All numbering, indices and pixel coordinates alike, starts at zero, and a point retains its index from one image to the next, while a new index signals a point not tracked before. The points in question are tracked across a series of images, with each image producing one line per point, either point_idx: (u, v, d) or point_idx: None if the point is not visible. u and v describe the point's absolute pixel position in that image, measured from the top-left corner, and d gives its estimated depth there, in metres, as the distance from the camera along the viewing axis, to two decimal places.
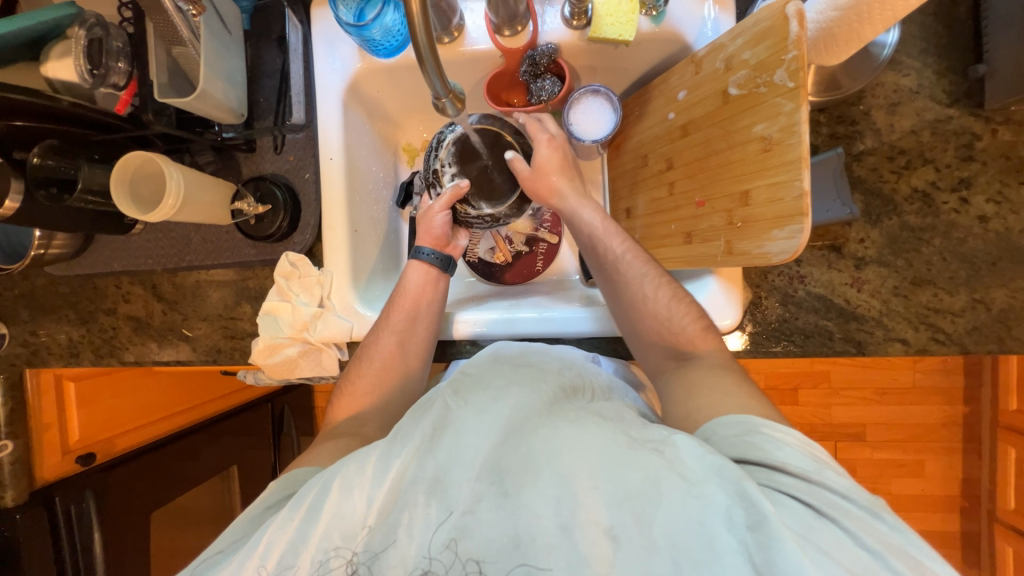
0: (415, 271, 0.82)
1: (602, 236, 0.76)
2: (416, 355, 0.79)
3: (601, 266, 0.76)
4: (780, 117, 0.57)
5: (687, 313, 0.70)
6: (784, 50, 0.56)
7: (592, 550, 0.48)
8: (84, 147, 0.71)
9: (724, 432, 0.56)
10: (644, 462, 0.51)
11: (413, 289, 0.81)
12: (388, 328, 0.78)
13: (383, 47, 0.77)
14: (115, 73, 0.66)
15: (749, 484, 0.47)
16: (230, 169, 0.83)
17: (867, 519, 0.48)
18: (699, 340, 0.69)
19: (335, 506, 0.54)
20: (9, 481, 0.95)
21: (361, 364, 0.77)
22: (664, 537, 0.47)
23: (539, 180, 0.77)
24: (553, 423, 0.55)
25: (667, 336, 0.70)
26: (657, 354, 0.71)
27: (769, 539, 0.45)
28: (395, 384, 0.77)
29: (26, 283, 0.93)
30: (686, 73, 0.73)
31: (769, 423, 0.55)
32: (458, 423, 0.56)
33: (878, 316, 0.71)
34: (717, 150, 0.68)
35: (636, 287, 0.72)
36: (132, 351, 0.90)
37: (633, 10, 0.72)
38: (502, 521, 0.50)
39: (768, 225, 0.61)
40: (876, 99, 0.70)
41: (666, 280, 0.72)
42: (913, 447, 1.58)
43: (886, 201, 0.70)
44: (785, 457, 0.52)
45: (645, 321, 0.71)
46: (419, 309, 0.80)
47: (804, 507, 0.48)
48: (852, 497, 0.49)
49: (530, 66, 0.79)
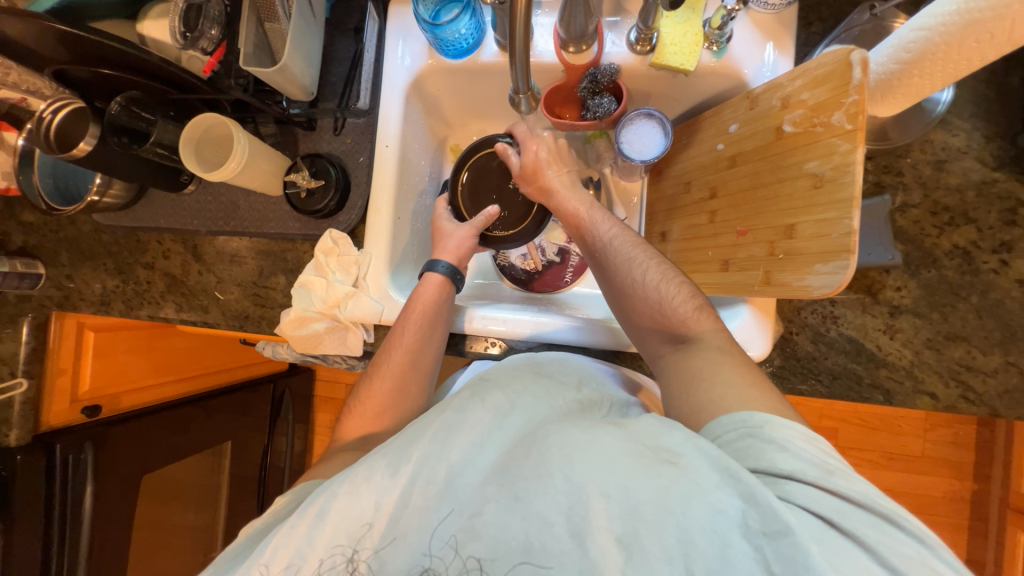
0: (428, 285, 0.81)
1: (593, 224, 0.80)
2: (425, 372, 0.78)
3: (592, 254, 0.79)
4: (835, 156, 0.59)
5: (681, 292, 0.69)
6: (845, 94, 0.59)
7: (605, 558, 0.46)
8: (161, 103, 0.75)
9: (725, 434, 0.55)
10: (655, 470, 0.50)
11: (424, 303, 0.80)
12: (399, 343, 0.77)
13: (453, 49, 0.81)
14: (206, 38, 0.69)
15: (762, 493, 0.46)
16: (289, 143, 0.86)
17: (884, 528, 0.46)
18: (694, 322, 0.67)
19: (341, 511, 0.52)
20: (16, 422, 0.96)
21: (371, 381, 0.78)
22: (676, 545, 0.46)
23: (527, 174, 0.84)
24: (565, 429, 0.55)
25: (662, 321, 0.69)
26: (655, 341, 0.70)
27: (790, 550, 0.44)
28: (406, 399, 0.77)
29: (72, 228, 0.95)
30: (740, 107, 0.76)
31: (776, 422, 0.53)
32: (468, 427, 0.56)
33: (909, 365, 0.71)
34: (766, 183, 0.70)
35: (625, 271, 0.73)
36: (161, 308, 0.91)
37: (697, 42, 0.76)
38: (513, 522, 0.49)
39: (811, 259, 0.62)
40: (924, 155, 0.72)
41: (655, 264, 0.72)
42: (917, 519, 1.53)
43: (925, 253, 0.71)
44: (790, 463, 0.50)
45: (637, 305, 0.71)
46: (430, 323, 0.79)
47: (816, 519, 0.46)
48: (868, 507, 0.47)
49: (589, 83, 0.83)
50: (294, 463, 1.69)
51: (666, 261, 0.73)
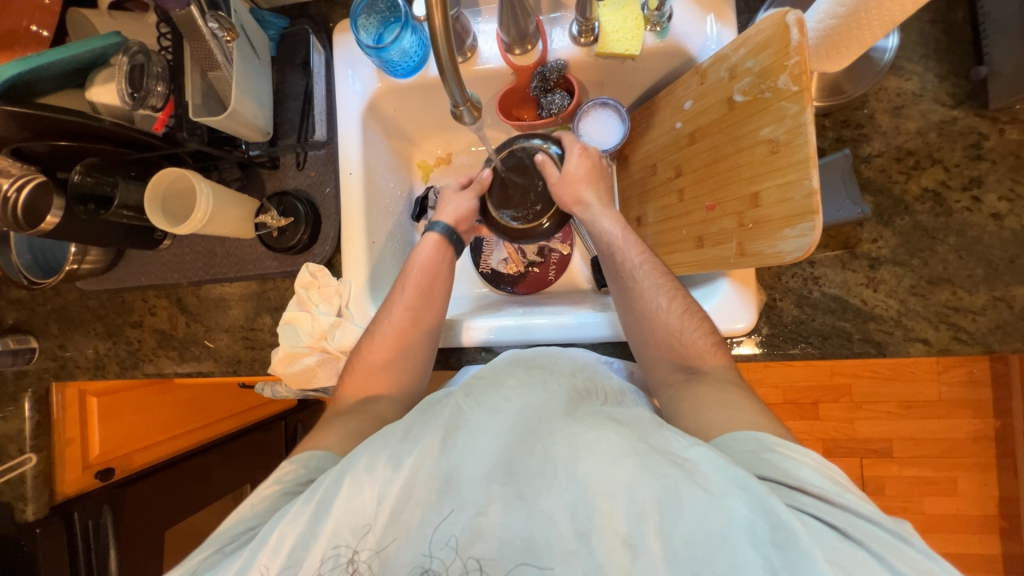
0: (426, 244, 0.84)
1: (621, 247, 0.77)
2: (425, 331, 0.78)
3: (615, 272, 0.76)
4: (787, 120, 0.59)
5: (699, 328, 0.70)
6: (786, 57, 0.59)
7: (610, 559, 0.46)
8: (122, 166, 0.76)
9: (737, 447, 0.55)
10: (661, 471, 0.49)
11: (421, 263, 0.82)
12: (399, 301, 0.79)
13: (401, 68, 0.82)
14: (154, 95, 0.71)
15: (774, 504, 0.46)
16: (255, 185, 0.87)
17: (896, 543, 0.46)
18: (708, 356, 0.68)
19: (345, 500, 0.52)
20: (30, 496, 0.97)
21: (372, 338, 0.77)
22: (683, 550, 0.45)
23: (567, 188, 0.80)
24: (572, 426, 0.53)
25: (677, 350, 0.69)
26: (663, 367, 0.70)
27: (795, 557, 0.44)
28: (407, 356, 0.77)
29: (58, 298, 0.96)
30: (691, 83, 0.76)
31: (787, 444, 0.54)
32: (471, 422, 0.55)
33: (897, 316, 0.70)
34: (726, 155, 0.70)
35: (651, 299, 0.72)
36: (156, 364, 0.92)
37: (638, 26, 0.76)
38: (517, 522, 0.49)
39: (780, 224, 0.61)
40: (880, 103, 0.72)
41: (681, 294, 0.71)
42: (943, 464, 1.52)
43: (896, 201, 0.70)
44: (805, 477, 0.50)
45: (655, 333, 0.71)
46: (431, 281, 0.81)
47: (826, 529, 0.46)
48: (879, 522, 0.47)
49: (540, 82, 0.83)
50: None
51: (690, 294, 0.73)
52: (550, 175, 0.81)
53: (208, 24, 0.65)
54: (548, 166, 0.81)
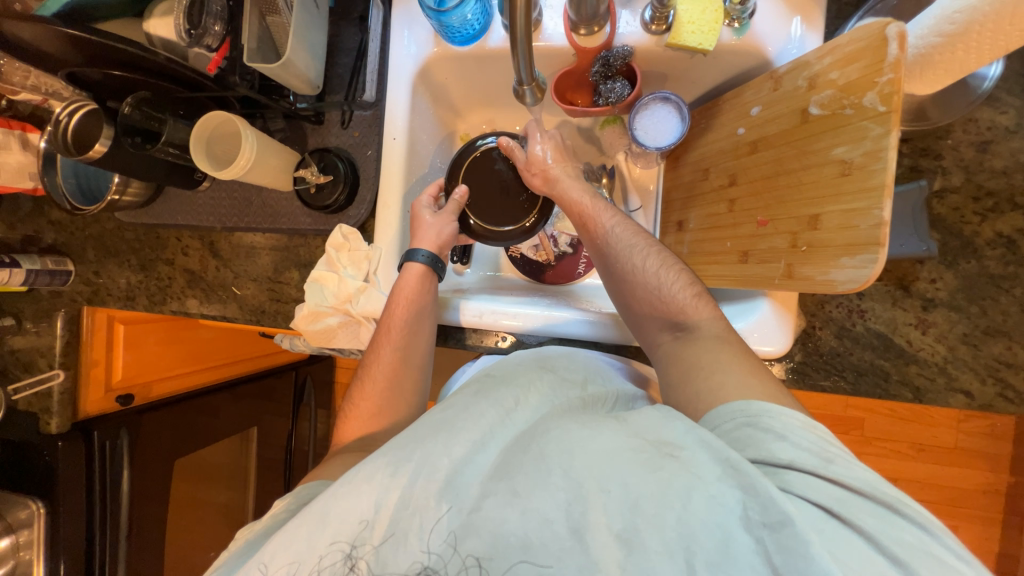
0: (409, 276, 0.79)
1: (595, 213, 0.79)
2: (418, 368, 0.78)
3: (594, 245, 0.79)
4: (866, 141, 0.55)
5: (680, 280, 0.69)
6: (879, 73, 0.54)
7: (605, 555, 0.45)
8: (170, 103, 0.75)
9: (723, 425, 0.54)
10: (656, 464, 0.48)
11: (406, 296, 0.78)
12: (387, 343, 0.77)
13: (459, 35, 0.78)
14: (210, 34, 0.69)
15: (764, 484, 0.46)
16: (298, 138, 0.86)
17: (888, 516, 0.45)
18: (694, 309, 0.67)
19: (341, 512, 0.50)
20: (56, 409, 1.01)
21: (364, 382, 0.77)
22: (678, 540, 0.44)
23: (535, 168, 0.82)
24: (563, 425, 0.54)
25: (662, 307, 0.69)
26: (654, 328, 0.70)
27: (791, 542, 0.43)
28: (401, 394, 0.76)
29: (96, 226, 0.98)
30: (763, 88, 0.71)
31: (773, 411, 0.52)
32: (465, 423, 0.54)
33: (942, 362, 0.67)
34: (789, 170, 0.66)
35: (626, 258, 0.73)
36: (183, 303, 0.94)
37: (718, 19, 0.71)
38: (511, 517, 0.47)
39: (837, 252, 0.58)
40: (967, 135, 0.66)
41: (654, 252, 0.72)
42: (947, 512, 1.49)
43: (964, 243, 0.66)
44: (789, 454, 0.49)
45: (639, 299, 0.71)
46: (416, 317, 0.77)
47: (816, 508, 0.45)
48: (868, 495, 0.46)
49: (601, 67, 0.79)
50: (317, 449, 1.74)
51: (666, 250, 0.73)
52: (517, 159, 0.82)
53: None
54: (515, 151, 0.82)
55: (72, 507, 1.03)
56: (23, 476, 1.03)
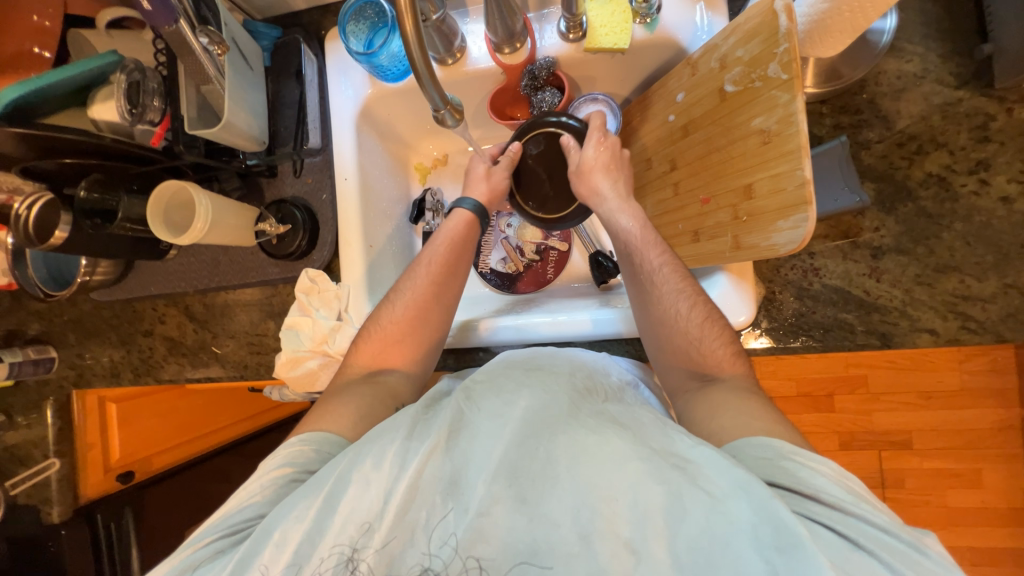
0: (456, 221, 0.82)
1: (640, 246, 0.73)
2: (446, 306, 0.78)
3: (634, 275, 0.73)
4: (777, 109, 0.58)
5: (719, 337, 0.67)
6: (775, 44, 0.57)
7: (611, 562, 0.46)
8: (124, 179, 0.77)
9: (751, 453, 0.53)
10: (665, 475, 0.48)
11: (450, 237, 0.81)
12: (422, 274, 0.78)
13: (391, 72, 0.82)
14: (151, 110, 0.73)
15: (779, 506, 0.45)
16: (255, 194, 0.89)
17: (910, 553, 0.44)
18: (727, 365, 0.65)
19: (352, 500, 0.51)
20: (56, 499, 1.01)
21: (391, 306, 0.76)
22: (685, 552, 0.45)
23: (582, 180, 0.79)
24: (574, 430, 0.52)
25: (695, 358, 0.67)
26: (678, 375, 0.68)
27: (800, 563, 0.42)
28: (427, 330, 0.76)
29: (74, 309, 1.00)
30: (682, 75, 0.75)
31: (803, 451, 0.52)
32: (475, 427, 0.55)
33: (901, 306, 0.68)
34: (718, 147, 0.68)
35: (669, 304, 0.69)
36: (167, 370, 0.95)
37: (627, 19, 0.75)
38: (519, 524, 0.48)
39: (773, 216, 0.60)
40: (880, 87, 0.69)
41: (701, 301, 0.68)
42: (965, 455, 1.47)
43: (899, 188, 0.68)
44: (820, 485, 0.49)
45: (673, 340, 0.68)
46: (455, 257, 0.79)
47: (836, 538, 0.45)
48: (894, 532, 0.45)
49: (529, 80, 0.83)
50: None
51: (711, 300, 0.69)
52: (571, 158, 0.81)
53: (199, 39, 0.67)
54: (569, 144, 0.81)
55: None
56: (30, 572, 1.02)
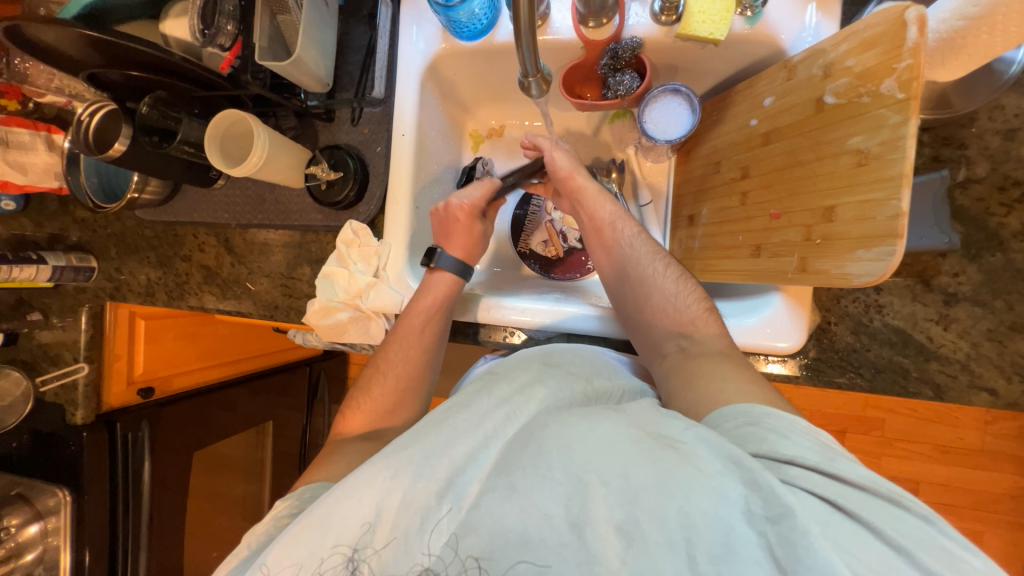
0: (439, 283, 0.82)
1: (620, 216, 0.82)
2: (429, 366, 0.80)
3: (615, 243, 0.80)
4: (884, 130, 0.53)
5: (693, 294, 0.73)
6: (897, 58, 0.52)
7: (605, 548, 0.43)
8: (186, 102, 0.77)
9: (728, 424, 0.54)
10: (654, 454, 0.47)
11: (434, 302, 0.80)
12: (407, 342, 0.79)
13: (467, 30, 0.78)
14: (223, 34, 0.70)
15: (763, 475, 0.44)
16: (309, 136, 0.87)
17: (890, 509, 0.44)
18: (703, 322, 0.69)
19: (343, 514, 0.49)
20: (81, 402, 1.05)
21: (377, 375, 0.78)
22: (679, 533, 0.43)
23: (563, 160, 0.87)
24: (563, 418, 0.52)
25: (674, 315, 0.71)
26: (661, 334, 0.71)
27: (790, 533, 0.41)
28: (411, 391, 0.78)
29: (118, 223, 1.01)
30: (776, 78, 0.70)
31: (774, 414, 0.53)
32: (471, 418, 0.54)
33: (965, 359, 0.64)
34: (803, 161, 0.64)
35: (646, 263, 0.76)
36: (199, 299, 0.96)
37: (729, 8, 0.70)
38: (510, 512, 0.46)
39: (852, 245, 0.56)
40: (993, 122, 0.64)
41: (674, 264, 0.76)
42: (973, 516, 1.44)
43: (990, 235, 0.63)
44: (793, 449, 0.48)
45: (653, 299, 0.73)
46: (438, 321, 0.80)
47: (821, 501, 0.44)
48: (871, 490, 0.45)
49: (610, 59, 0.78)
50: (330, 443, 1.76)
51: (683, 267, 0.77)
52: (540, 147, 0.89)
53: None
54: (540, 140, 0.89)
55: (96, 496, 1.06)
56: (50, 466, 1.06)
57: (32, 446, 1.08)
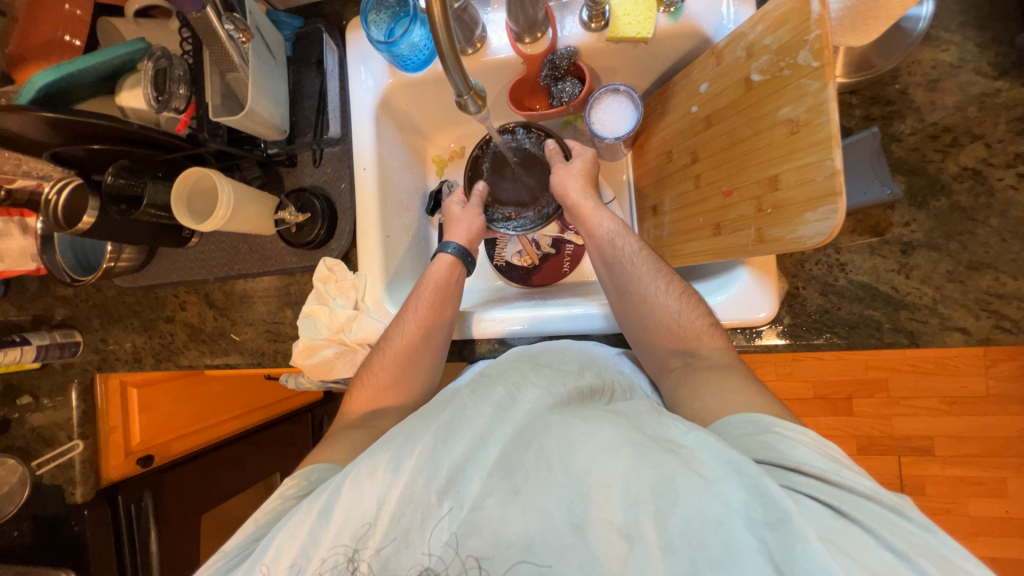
0: (439, 266, 0.85)
1: (617, 234, 0.79)
2: (435, 349, 0.78)
3: (614, 261, 0.77)
4: (807, 98, 0.56)
5: (697, 310, 0.69)
6: (806, 32, 0.56)
7: (607, 550, 0.43)
8: (150, 166, 0.79)
9: (733, 431, 0.53)
10: (657, 460, 0.46)
11: (435, 283, 0.82)
12: (410, 319, 0.78)
13: (411, 62, 0.82)
14: (176, 98, 0.75)
15: (767, 483, 0.43)
16: (275, 183, 0.89)
17: (892, 518, 0.44)
18: (707, 338, 0.67)
19: (346, 507, 0.49)
20: (78, 479, 1.03)
21: (380, 354, 0.77)
22: (680, 538, 0.42)
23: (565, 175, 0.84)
24: (566, 420, 0.50)
25: (676, 332, 0.68)
26: (663, 352, 0.69)
27: (790, 538, 0.41)
28: (415, 373, 0.76)
29: (99, 295, 1.02)
30: (707, 65, 0.73)
31: (783, 423, 0.52)
32: (471, 419, 0.51)
33: (932, 303, 0.66)
34: (744, 138, 0.67)
35: (645, 283, 0.72)
36: (186, 357, 0.97)
37: (650, 8, 0.74)
38: (514, 517, 0.45)
39: (800, 208, 0.59)
40: (913, 77, 0.67)
41: (677, 278, 0.72)
42: (993, 463, 1.42)
43: (931, 180, 0.66)
44: (801, 456, 0.48)
45: (654, 316, 0.70)
46: (441, 301, 0.80)
47: (823, 508, 0.44)
48: (873, 497, 0.45)
49: (549, 70, 0.82)
50: None
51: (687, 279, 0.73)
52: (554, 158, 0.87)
53: (224, 27, 0.68)
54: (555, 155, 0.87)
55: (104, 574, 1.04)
56: (54, 550, 1.04)
57: (34, 532, 1.06)
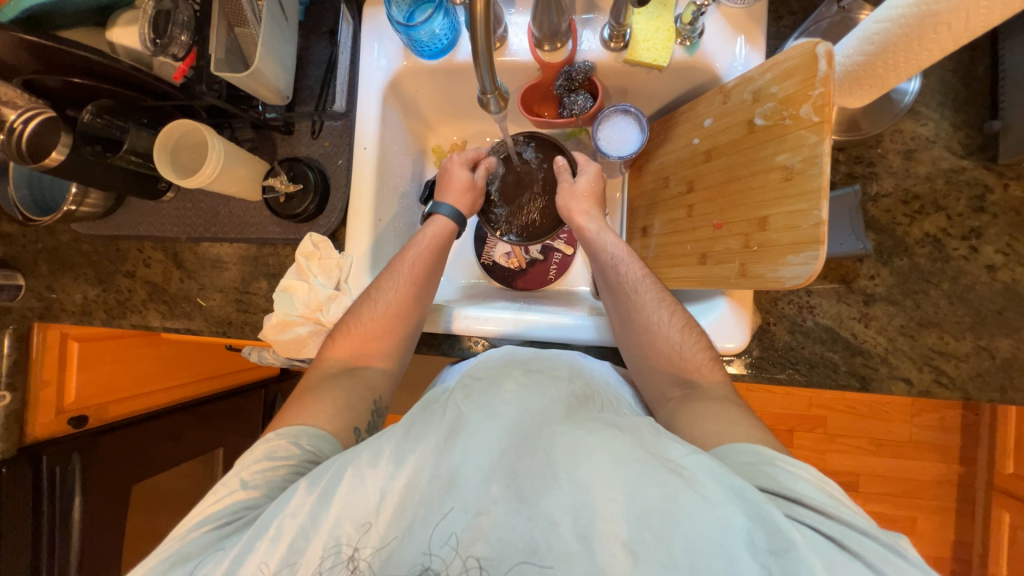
0: (436, 226, 0.83)
1: (622, 259, 0.80)
2: (422, 308, 0.78)
3: (618, 286, 0.78)
4: (804, 149, 0.60)
5: (698, 343, 0.71)
6: (811, 87, 0.59)
7: (611, 562, 0.44)
8: (133, 110, 0.74)
9: (735, 457, 0.57)
10: (662, 477, 0.47)
11: (430, 243, 0.82)
12: (401, 274, 0.77)
13: (428, 49, 0.81)
14: (176, 44, 0.72)
15: (771, 510, 0.46)
16: (267, 148, 0.86)
17: (889, 555, 0.46)
18: (707, 370, 0.69)
19: (346, 495, 0.49)
20: (1, 432, 0.97)
21: (365, 305, 0.76)
22: (683, 556, 0.44)
23: (571, 200, 0.86)
24: (572, 431, 0.51)
25: (677, 363, 0.70)
26: (663, 380, 0.71)
27: (793, 565, 0.43)
28: (399, 329, 0.76)
29: (51, 239, 0.94)
30: (713, 102, 0.77)
31: (785, 458, 0.55)
32: (472, 423, 0.52)
33: (884, 353, 0.72)
34: (740, 176, 0.70)
35: (648, 312, 0.73)
36: (143, 316, 0.91)
37: (669, 38, 0.77)
38: (519, 523, 0.46)
39: (784, 251, 0.62)
40: (894, 144, 0.73)
41: (679, 309, 0.74)
42: (907, 503, 1.55)
43: (897, 241, 0.72)
44: (801, 489, 0.51)
45: (656, 345, 0.72)
46: (434, 261, 0.80)
47: (824, 539, 0.47)
48: (870, 533, 0.48)
49: (565, 80, 0.84)
50: None
51: (688, 310, 0.75)
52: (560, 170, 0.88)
53: None
54: (564, 174, 0.88)
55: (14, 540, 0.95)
56: None
57: None
